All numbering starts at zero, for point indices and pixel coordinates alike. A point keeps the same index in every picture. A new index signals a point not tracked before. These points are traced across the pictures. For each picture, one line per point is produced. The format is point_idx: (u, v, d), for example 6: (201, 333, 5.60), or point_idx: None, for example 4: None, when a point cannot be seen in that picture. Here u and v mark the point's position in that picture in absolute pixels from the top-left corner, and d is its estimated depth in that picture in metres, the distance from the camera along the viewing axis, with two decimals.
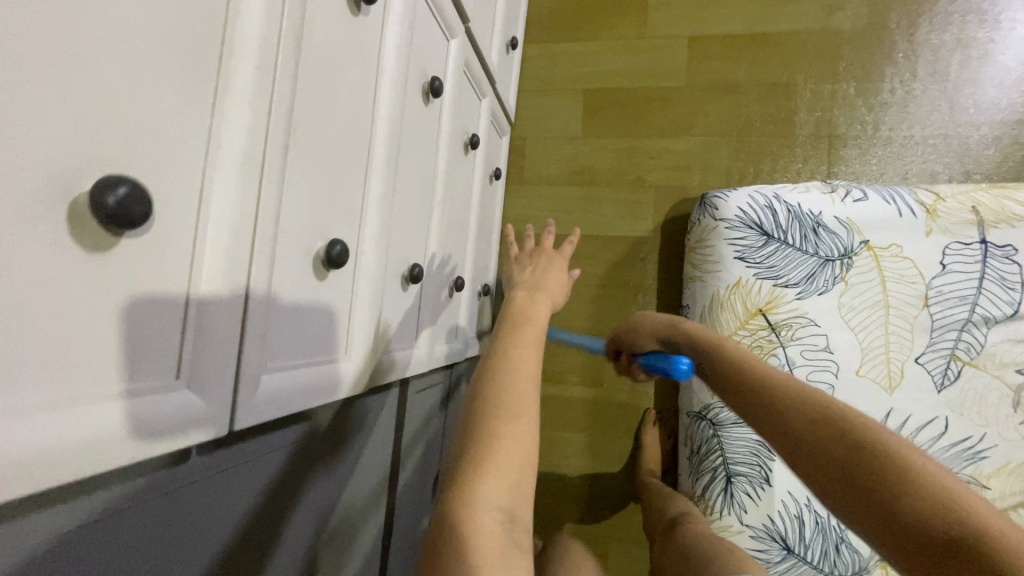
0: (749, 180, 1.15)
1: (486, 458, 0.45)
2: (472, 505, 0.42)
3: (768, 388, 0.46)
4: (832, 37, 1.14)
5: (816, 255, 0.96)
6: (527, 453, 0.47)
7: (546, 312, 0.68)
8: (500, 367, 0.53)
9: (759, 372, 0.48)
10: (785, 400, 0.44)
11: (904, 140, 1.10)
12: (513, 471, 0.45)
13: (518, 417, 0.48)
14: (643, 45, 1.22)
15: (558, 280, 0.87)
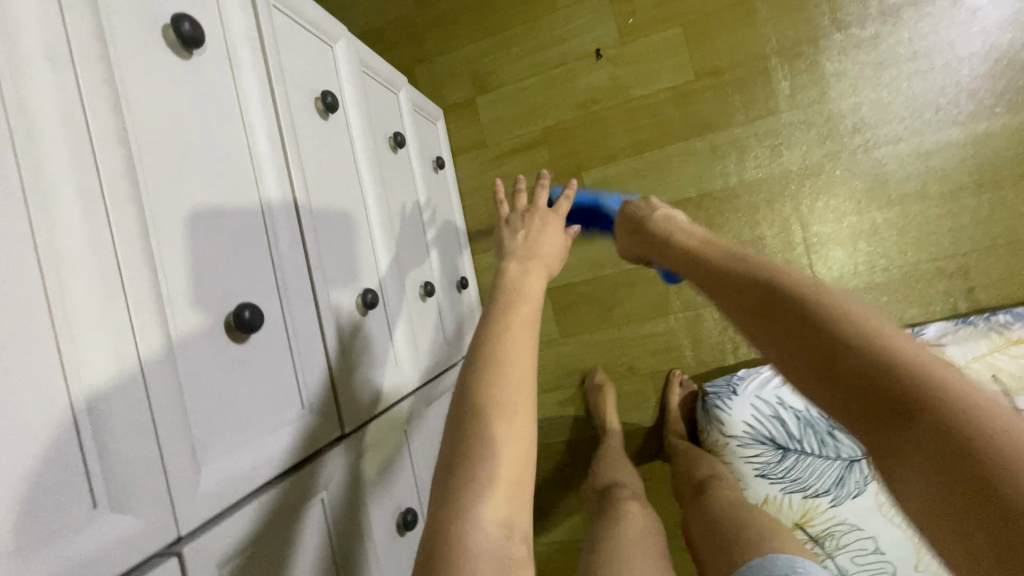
0: (743, 348, 1.09)
1: (473, 474, 0.42)
2: (467, 507, 0.40)
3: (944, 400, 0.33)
4: (787, 176, 1.06)
5: (839, 458, 0.92)
6: (526, 451, 0.44)
7: (542, 287, 0.67)
8: (502, 370, 0.49)
9: (905, 363, 0.36)
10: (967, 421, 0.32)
11: (895, 269, 1.02)
12: (504, 483, 0.42)
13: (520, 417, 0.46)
14: (594, 230, 1.16)
15: (556, 243, 0.77)
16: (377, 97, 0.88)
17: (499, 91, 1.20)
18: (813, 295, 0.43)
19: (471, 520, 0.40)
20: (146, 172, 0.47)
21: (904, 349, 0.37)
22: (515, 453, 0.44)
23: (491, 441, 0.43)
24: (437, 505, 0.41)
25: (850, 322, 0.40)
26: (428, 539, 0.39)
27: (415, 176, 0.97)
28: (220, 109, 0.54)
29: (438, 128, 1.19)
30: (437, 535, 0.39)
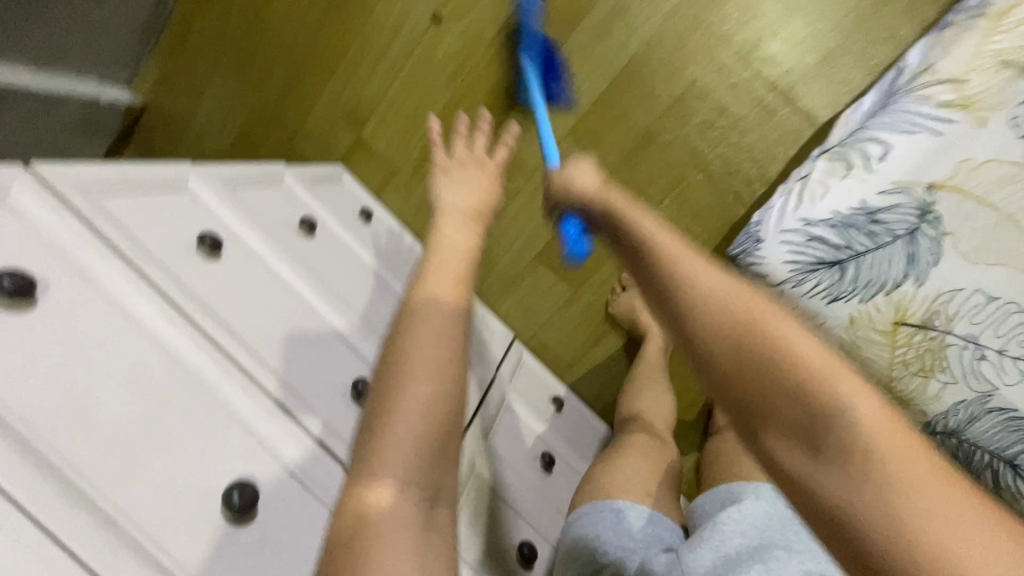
0: (744, 193, 1.01)
1: (375, 473, 0.45)
2: (377, 483, 0.44)
3: (796, 374, 0.38)
4: (680, 8, 0.96)
5: (896, 238, 0.81)
6: (421, 442, 0.46)
7: (476, 176, 0.65)
8: (427, 330, 0.49)
9: (773, 334, 0.39)
10: (827, 421, 0.36)
11: (839, 25, 0.92)
12: (411, 456, 0.45)
13: (415, 382, 0.48)
14: (542, 178, 1.10)
15: (468, 190, 0.63)
16: (259, 200, 0.84)
17: (377, 114, 1.14)
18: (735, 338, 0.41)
19: (380, 481, 0.44)
20: (54, 436, 0.45)
21: (770, 322, 0.40)
22: (422, 429, 0.46)
23: (388, 439, 0.45)
24: (353, 480, 0.45)
25: (770, 373, 0.38)
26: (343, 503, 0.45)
27: (347, 240, 0.93)
28: (103, 324, 0.51)
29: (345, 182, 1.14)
30: (352, 505, 0.44)
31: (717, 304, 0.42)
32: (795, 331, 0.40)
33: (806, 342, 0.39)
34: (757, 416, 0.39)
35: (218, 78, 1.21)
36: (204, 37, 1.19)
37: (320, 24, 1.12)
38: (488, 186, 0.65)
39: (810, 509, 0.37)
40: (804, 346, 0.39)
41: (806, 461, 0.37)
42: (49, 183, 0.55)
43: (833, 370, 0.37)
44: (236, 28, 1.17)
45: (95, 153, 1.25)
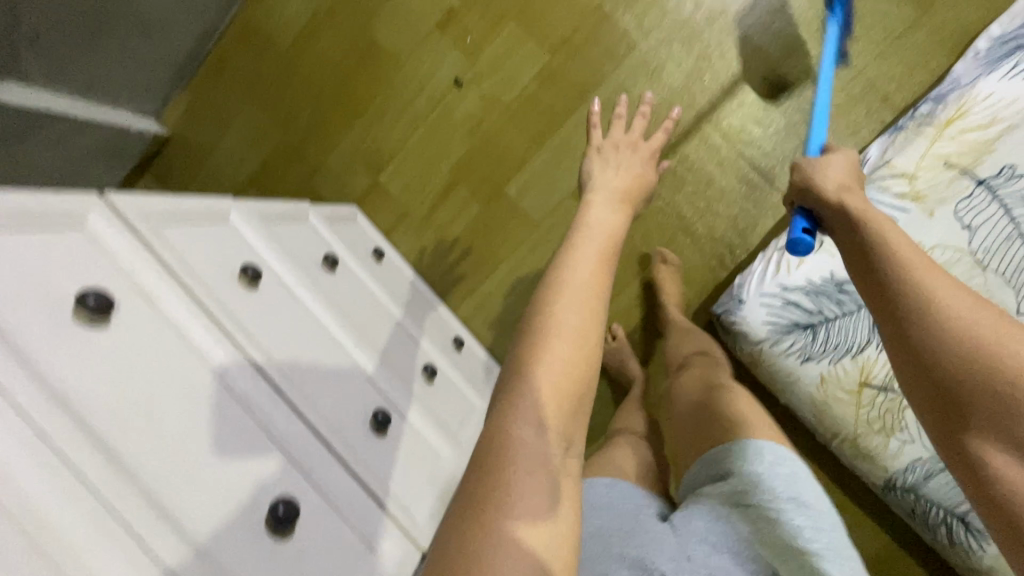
0: (729, 257, 1.11)
1: (517, 413, 0.46)
2: (518, 425, 0.45)
3: (957, 334, 0.40)
4: (677, 92, 1.09)
5: (861, 307, 0.92)
6: (563, 397, 0.48)
7: (607, 214, 0.69)
8: (568, 295, 0.52)
9: (928, 298, 0.42)
10: (979, 380, 0.38)
11: (813, 117, 1.05)
12: (557, 402, 0.47)
13: (569, 332, 0.50)
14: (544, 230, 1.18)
15: (608, 216, 0.68)
16: (288, 235, 0.89)
17: (395, 160, 1.22)
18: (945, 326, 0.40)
19: (520, 429, 0.45)
20: (117, 440, 0.49)
21: (988, 323, 0.40)
22: (558, 386, 0.48)
23: (536, 381, 0.47)
24: (493, 425, 0.46)
25: (977, 365, 0.38)
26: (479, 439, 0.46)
27: (360, 278, 0.99)
28: (159, 342, 0.56)
29: (359, 220, 1.20)
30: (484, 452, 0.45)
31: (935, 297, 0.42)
32: (953, 294, 0.42)
33: (967, 304, 0.41)
34: (914, 375, 0.42)
35: (244, 116, 1.27)
36: (236, 78, 1.26)
37: (351, 76, 1.20)
38: (635, 180, 0.79)
39: (970, 479, 0.39)
40: (962, 314, 0.40)
41: (954, 419, 0.39)
42: (118, 210, 0.60)
43: (993, 331, 0.39)
44: (270, 71, 1.23)
45: (115, 177, 1.29)
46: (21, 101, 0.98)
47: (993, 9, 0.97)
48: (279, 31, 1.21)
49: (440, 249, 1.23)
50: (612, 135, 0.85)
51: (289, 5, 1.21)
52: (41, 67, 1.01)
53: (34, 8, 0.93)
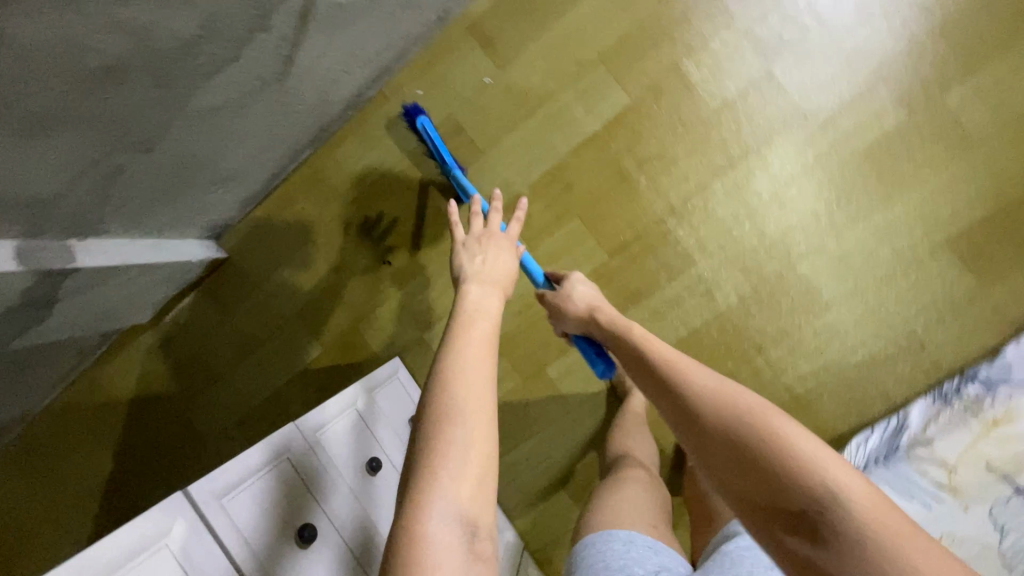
0: None
1: (466, 407, 0.57)
2: (439, 492, 0.52)
3: (714, 406, 0.57)
4: (728, 315, 1.10)
5: None
6: (478, 453, 0.55)
7: (497, 302, 0.75)
8: (461, 422, 0.55)
9: (696, 389, 0.60)
10: (789, 461, 0.50)
11: (861, 364, 1.06)
12: (469, 483, 0.53)
13: (459, 464, 0.54)
14: (577, 414, 1.21)
15: (507, 265, 0.85)
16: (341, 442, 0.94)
17: (442, 322, 1.26)
18: (708, 411, 0.57)
19: (428, 525, 0.50)
20: None
21: (763, 412, 0.54)
22: (479, 464, 0.55)
23: (468, 372, 0.60)
24: (422, 475, 0.53)
25: (739, 434, 0.53)
26: (434, 404, 0.57)
27: (401, 470, 1.03)
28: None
29: (401, 376, 1.21)
30: (445, 401, 0.57)
31: (699, 394, 0.59)
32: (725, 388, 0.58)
33: (733, 391, 0.57)
34: (728, 465, 0.53)
35: (301, 255, 1.32)
36: (299, 221, 1.30)
37: (412, 238, 1.25)
38: (515, 261, 0.87)
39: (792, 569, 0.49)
40: (744, 397, 0.56)
41: (766, 492, 0.51)
42: (195, 503, 0.73)
43: (769, 419, 0.53)
44: (334, 220, 1.28)
45: (166, 293, 1.33)
46: (93, 264, 1.00)
47: None
48: (346, 188, 1.26)
49: None
50: (471, 230, 0.90)
51: (359, 162, 1.25)
52: (120, 224, 1.04)
53: (126, 187, 0.96)
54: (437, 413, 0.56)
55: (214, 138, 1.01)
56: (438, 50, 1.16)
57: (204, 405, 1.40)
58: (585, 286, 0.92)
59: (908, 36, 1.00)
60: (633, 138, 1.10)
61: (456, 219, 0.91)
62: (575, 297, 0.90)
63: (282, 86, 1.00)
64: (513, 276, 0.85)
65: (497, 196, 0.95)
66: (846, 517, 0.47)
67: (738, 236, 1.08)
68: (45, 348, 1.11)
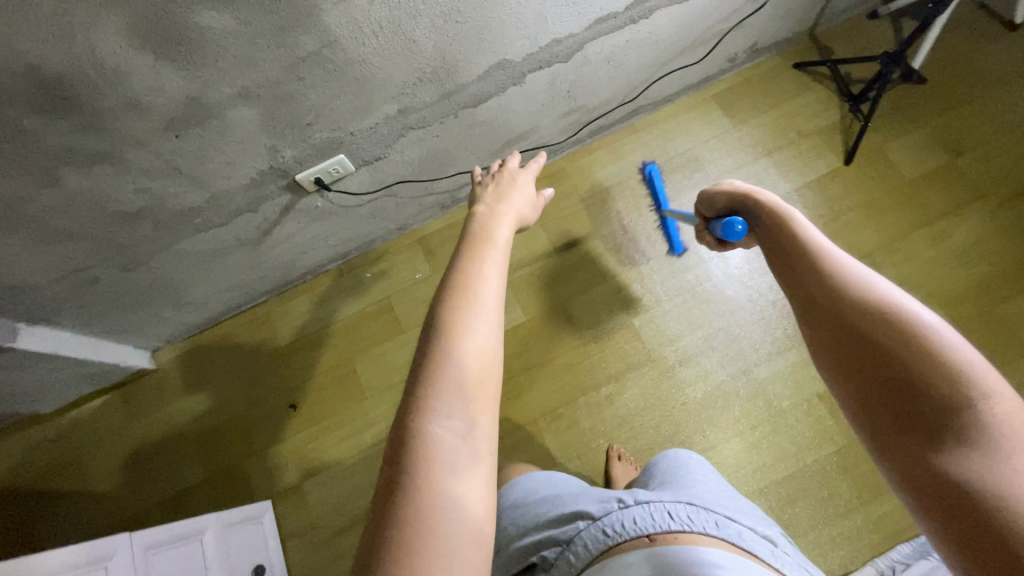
0: None
1: (478, 313, 0.47)
2: (439, 410, 0.42)
3: (866, 314, 0.49)
4: None
5: None
6: (491, 359, 0.45)
7: (509, 225, 0.68)
8: (459, 350, 0.45)
9: (863, 299, 0.50)
10: (899, 340, 0.47)
11: None
12: (475, 390, 0.44)
13: (450, 400, 0.43)
14: None
15: (529, 196, 0.83)
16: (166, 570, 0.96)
17: (325, 472, 1.34)
18: (865, 318, 0.49)
19: (434, 429, 0.42)
20: None
21: (908, 315, 0.48)
22: (485, 364, 0.45)
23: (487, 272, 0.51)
24: (425, 391, 0.43)
25: (900, 353, 0.47)
26: (443, 313, 0.46)
27: None
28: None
29: (264, 520, 1.26)
30: (457, 303, 0.47)
31: (845, 292, 0.52)
32: (845, 276, 0.53)
33: (865, 282, 0.52)
34: (832, 340, 0.51)
35: (223, 382, 1.45)
36: (232, 353, 1.47)
37: (325, 388, 1.41)
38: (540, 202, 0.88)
39: (964, 509, 0.41)
40: (838, 277, 0.53)
41: (881, 374, 0.47)
42: None
43: (896, 294, 0.50)
44: (265, 357, 1.45)
45: (83, 390, 1.42)
46: (34, 348, 1.15)
47: (851, 561, 1.11)
48: (283, 335, 1.46)
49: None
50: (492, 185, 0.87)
51: (304, 316, 1.47)
52: (76, 320, 1.21)
53: (98, 293, 1.17)
54: (454, 306, 0.47)
55: (189, 273, 1.25)
56: (393, 248, 1.49)
57: (58, 511, 1.39)
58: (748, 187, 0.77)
59: (729, 319, 1.31)
60: (523, 347, 1.35)
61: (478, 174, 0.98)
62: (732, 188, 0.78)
63: (256, 248, 1.27)
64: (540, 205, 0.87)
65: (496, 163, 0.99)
66: (964, 394, 0.44)
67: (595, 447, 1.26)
68: None
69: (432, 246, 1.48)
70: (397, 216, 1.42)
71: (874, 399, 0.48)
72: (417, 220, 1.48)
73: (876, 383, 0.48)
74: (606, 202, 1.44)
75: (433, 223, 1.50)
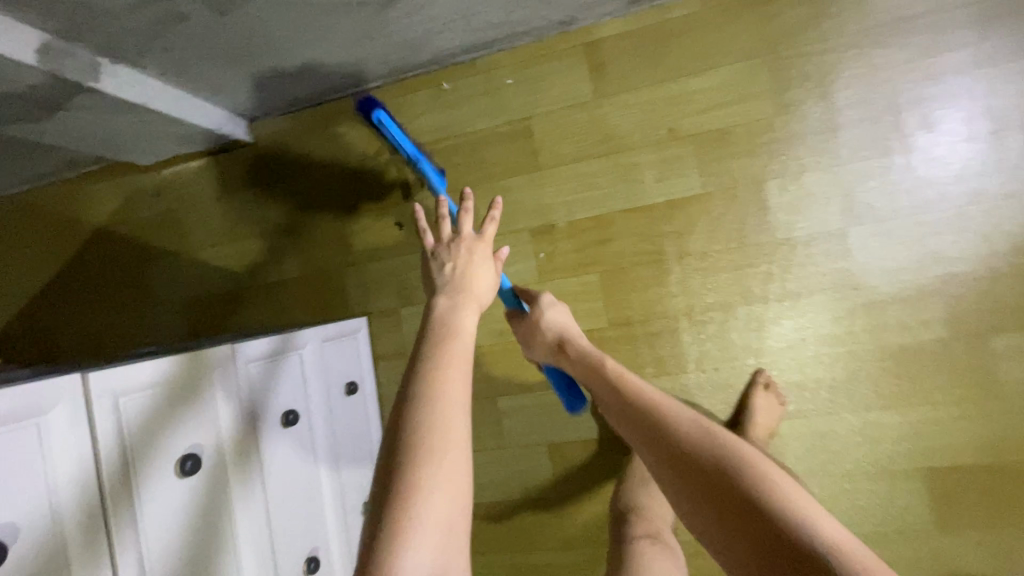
0: None
1: (447, 438, 0.57)
2: (405, 550, 0.51)
3: (719, 462, 0.61)
4: None
5: None
6: (463, 478, 0.55)
7: (473, 321, 0.72)
8: (435, 479, 0.55)
9: (716, 457, 0.62)
10: (751, 489, 0.57)
11: None
12: (439, 523, 0.53)
13: (423, 534, 0.52)
14: (506, 454, 1.19)
15: (487, 281, 0.81)
16: (265, 377, 0.89)
17: (422, 306, 1.21)
18: (709, 464, 0.61)
19: (406, 561, 0.50)
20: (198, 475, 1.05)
21: (756, 472, 0.59)
22: (449, 499, 0.55)
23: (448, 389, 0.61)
24: (404, 519, 0.52)
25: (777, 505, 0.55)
26: (418, 438, 0.56)
27: (314, 432, 0.98)
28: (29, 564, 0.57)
29: (359, 337, 1.19)
30: (420, 444, 0.56)
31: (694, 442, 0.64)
32: (701, 439, 0.64)
33: (725, 453, 0.62)
34: (696, 494, 0.61)
35: (322, 177, 1.26)
36: (333, 146, 1.25)
37: (434, 214, 1.20)
38: (495, 265, 0.85)
39: None
40: (677, 417, 0.68)
41: (727, 529, 0.57)
42: (89, 395, 0.64)
43: (738, 456, 0.61)
44: (369, 160, 1.23)
45: (177, 150, 1.27)
46: (118, 96, 0.95)
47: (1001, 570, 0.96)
48: None
49: None
50: (455, 233, 0.85)
51: (420, 118, 1.19)
52: (161, 66, 0.98)
53: (186, 33, 0.90)
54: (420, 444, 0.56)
55: (293, 33, 0.95)
56: (546, 51, 1.11)
57: (161, 268, 1.38)
58: (567, 314, 0.95)
59: (989, 261, 0.94)
60: (685, 228, 1.06)
61: (421, 217, 0.85)
62: (552, 315, 0.94)
63: (380, 14, 0.93)
64: (494, 284, 0.83)
65: (501, 205, 0.88)
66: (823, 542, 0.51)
67: (738, 366, 1.05)
68: (44, 143, 1.11)
69: (601, 58, 1.08)
70: (569, 2, 0.99)
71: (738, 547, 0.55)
72: (590, 14, 1.05)
73: (742, 534, 0.55)
74: (878, 44, 0.96)
75: (609, 24, 1.07)
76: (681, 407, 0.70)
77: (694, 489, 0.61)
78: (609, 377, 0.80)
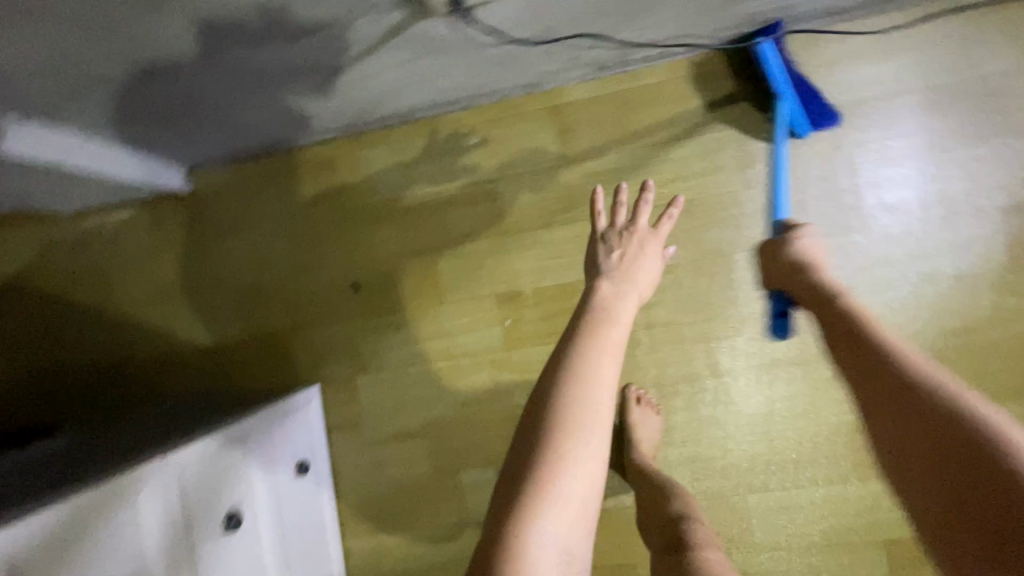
0: None
1: (581, 422, 0.57)
2: (539, 517, 0.51)
3: (922, 408, 0.51)
4: None
5: None
6: (594, 460, 0.56)
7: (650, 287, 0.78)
8: (571, 439, 0.56)
9: (946, 421, 0.49)
10: (917, 399, 0.52)
11: None
12: (575, 500, 0.54)
13: (563, 486, 0.54)
14: (467, 533, 1.12)
15: (652, 273, 0.80)
16: (203, 483, 0.79)
17: (381, 373, 1.14)
18: (925, 406, 0.51)
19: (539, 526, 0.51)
20: None
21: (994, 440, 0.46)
22: (581, 478, 0.55)
23: (601, 366, 0.62)
24: (539, 478, 0.53)
25: (959, 440, 0.47)
26: (548, 415, 0.57)
27: (257, 526, 0.89)
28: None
29: (308, 407, 1.10)
30: (568, 392, 0.58)
31: (913, 377, 0.54)
32: (926, 381, 0.53)
33: (951, 396, 0.51)
34: (895, 418, 0.53)
35: (270, 231, 1.17)
36: (284, 198, 1.16)
37: (393, 276, 1.13)
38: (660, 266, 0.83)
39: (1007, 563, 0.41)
40: (857, 321, 0.64)
41: (914, 462, 0.50)
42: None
43: (955, 396, 0.51)
44: (324, 215, 1.15)
45: (103, 199, 1.15)
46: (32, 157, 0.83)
47: None
48: (349, 194, 1.14)
49: (367, 477, 1.15)
50: (615, 220, 0.86)
51: (379, 174, 1.12)
52: (82, 123, 0.87)
53: (113, 94, 0.79)
54: (564, 402, 0.58)
55: (241, 92, 0.86)
56: (514, 112, 1.07)
57: (81, 326, 1.24)
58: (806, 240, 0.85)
59: (941, 338, 0.97)
60: (654, 298, 1.04)
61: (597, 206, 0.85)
62: (801, 245, 0.83)
63: (336, 77, 0.86)
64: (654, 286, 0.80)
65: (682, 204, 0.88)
66: None
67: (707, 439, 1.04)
68: None
69: (570, 123, 1.05)
70: (537, 69, 0.96)
71: (925, 481, 0.48)
72: (559, 79, 1.02)
73: (925, 461, 0.49)
74: (841, 123, 0.97)
75: (579, 88, 1.04)
76: (930, 366, 0.55)
77: (887, 406, 0.54)
78: (847, 318, 0.65)
